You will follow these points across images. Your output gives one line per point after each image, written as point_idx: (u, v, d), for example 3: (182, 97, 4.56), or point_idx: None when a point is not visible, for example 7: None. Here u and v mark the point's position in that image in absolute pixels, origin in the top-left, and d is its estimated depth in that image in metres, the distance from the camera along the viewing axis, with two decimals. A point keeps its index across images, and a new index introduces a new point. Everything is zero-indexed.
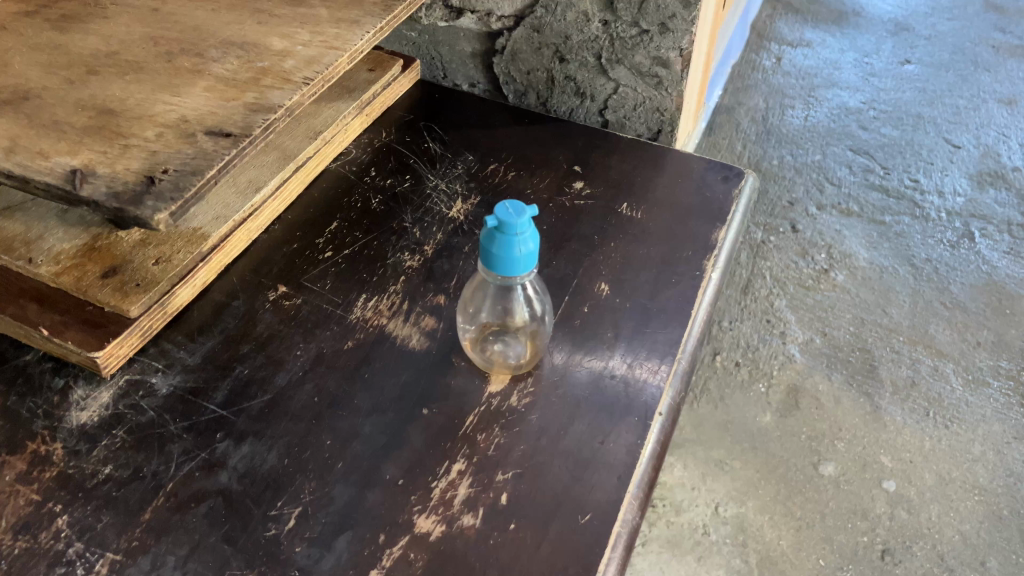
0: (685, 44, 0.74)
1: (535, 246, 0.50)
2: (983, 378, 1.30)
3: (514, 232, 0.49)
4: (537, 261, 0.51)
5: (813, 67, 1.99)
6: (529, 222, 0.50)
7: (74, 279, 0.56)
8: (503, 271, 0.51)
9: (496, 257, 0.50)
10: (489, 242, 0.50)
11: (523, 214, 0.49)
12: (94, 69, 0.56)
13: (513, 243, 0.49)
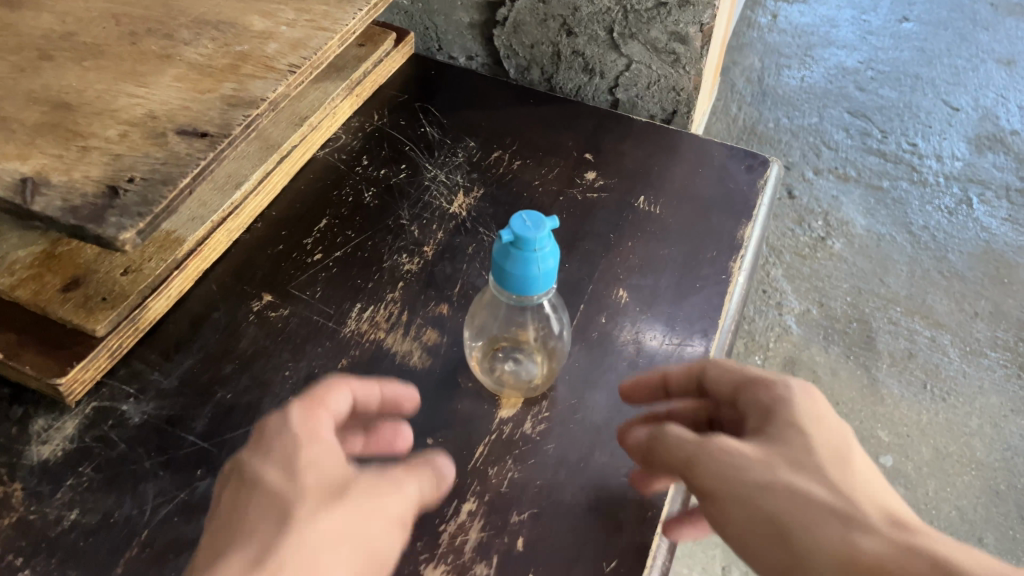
0: (706, 18, 0.67)
1: (557, 262, 0.44)
2: (979, 348, 1.27)
3: (532, 248, 0.42)
4: (556, 279, 0.45)
5: (809, 25, 1.91)
6: (549, 236, 0.43)
7: (31, 293, 0.50)
8: (519, 291, 0.44)
9: (511, 276, 0.43)
10: (504, 259, 0.43)
11: (543, 228, 0.42)
12: (47, 53, 0.49)
13: (532, 262, 0.42)
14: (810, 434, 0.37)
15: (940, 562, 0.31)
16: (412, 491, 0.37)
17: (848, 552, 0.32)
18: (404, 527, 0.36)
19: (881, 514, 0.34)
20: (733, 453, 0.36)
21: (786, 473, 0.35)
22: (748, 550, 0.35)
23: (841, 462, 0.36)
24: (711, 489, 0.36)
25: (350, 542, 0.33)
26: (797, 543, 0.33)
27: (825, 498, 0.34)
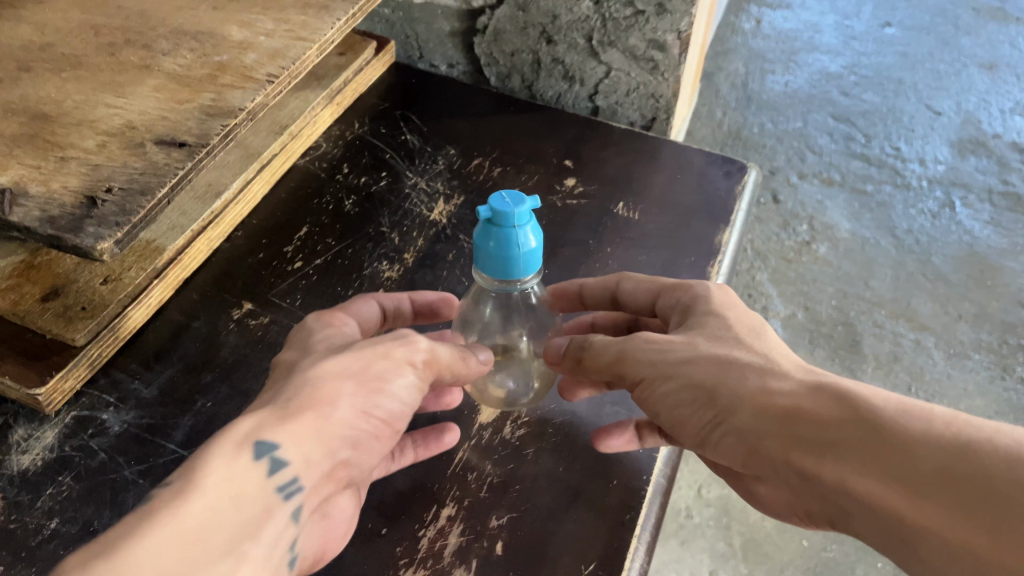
0: (684, 26, 0.68)
1: (539, 247, 0.42)
2: (963, 351, 1.29)
3: (512, 225, 0.41)
4: (541, 262, 0.43)
5: (793, 30, 1.93)
6: (530, 215, 0.42)
7: (11, 303, 0.50)
8: (502, 274, 0.43)
9: (493, 257, 0.42)
10: (483, 242, 0.42)
11: (522, 208, 0.41)
12: (27, 65, 0.49)
13: (511, 244, 0.41)
14: (728, 317, 0.42)
15: (842, 393, 0.35)
16: (426, 341, 0.41)
17: (761, 399, 0.37)
18: (421, 366, 0.41)
19: (792, 368, 0.38)
20: (657, 339, 0.42)
21: (708, 345, 0.41)
22: (684, 417, 0.40)
23: (758, 339, 0.41)
24: (643, 370, 0.42)
25: (359, 380, 0.38)
26: (719, 399, 0.38)
27: (744, 360, 0.39)
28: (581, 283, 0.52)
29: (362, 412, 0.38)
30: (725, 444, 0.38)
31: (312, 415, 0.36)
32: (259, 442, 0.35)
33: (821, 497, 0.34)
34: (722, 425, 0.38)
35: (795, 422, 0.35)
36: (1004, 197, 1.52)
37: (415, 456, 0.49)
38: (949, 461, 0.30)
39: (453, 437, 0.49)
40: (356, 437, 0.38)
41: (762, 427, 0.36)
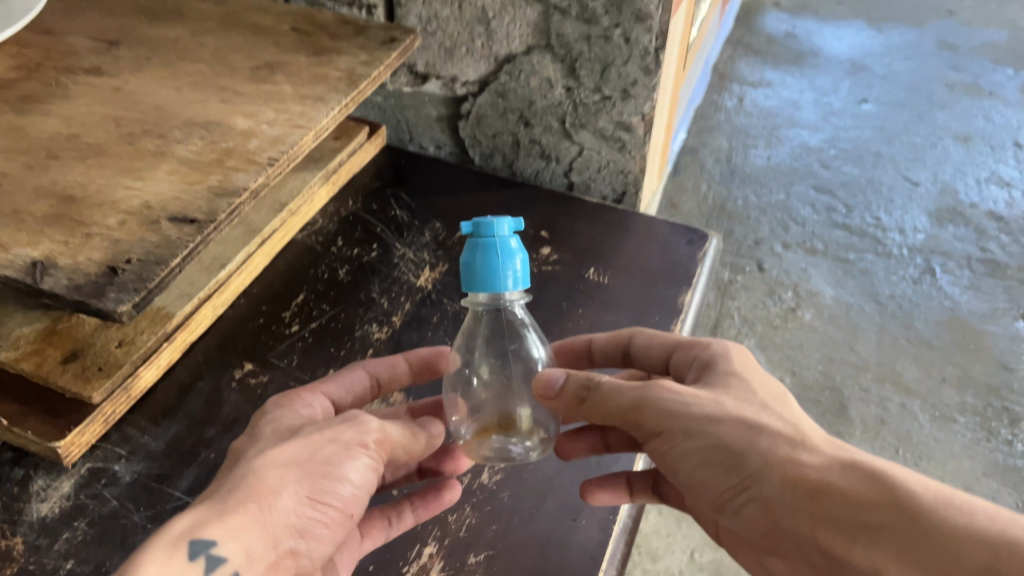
0: (647, 109, 0.75)
1: (523, 262, 0.45)
2: (949, 414, 1.32)
3: (495, 238, 0.45)
4: (525, 280, 0.46)
5: (774, 107, 2.02)
6: (510, 235, 0.46)
7: (34, 365, 0.55)
8: (490, 286, 0.45)
9: (481, 268, 0.45)
10: (467, 251, 0.45)
11: (506, 222, 0.45)
12: (55, 153, 0.56)
13: (494, 249, 0.44)
14: (751, 381, 0.44)
15: (874, 472, 0.37)
16: (376, 423, 0.46)
17: (793, 470, 0.38)
18: (373, 450, 0.45)
19: (821, 440, 0.40)
20: (677, 394, 0.43)
21: (736, 406, 0.42)
22: (706, 478, 0.41)
23: (781, 404, 0.43)
24: (666, 422, 0.43)
25: (306, 470, 0.42)
26: (746, 464, 0.39)
27: (772, 427, 0.41)
28: (590, 338, 0.57)
29: (308, 501, 0.41)
30: (746, 510, 0.40)
31: (253, 508, 0.40)
32: (195, 539, 0.37)
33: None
34: (747, 491, 0.39)
35: (827, 498, 0.37)
36: (983, 263, 1.58)
37: (415, 515, 0.52)
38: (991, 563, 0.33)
39: (453, 494, 0.52)
40: (304, 524, 0.41)
41: (791, 501, 0.38)
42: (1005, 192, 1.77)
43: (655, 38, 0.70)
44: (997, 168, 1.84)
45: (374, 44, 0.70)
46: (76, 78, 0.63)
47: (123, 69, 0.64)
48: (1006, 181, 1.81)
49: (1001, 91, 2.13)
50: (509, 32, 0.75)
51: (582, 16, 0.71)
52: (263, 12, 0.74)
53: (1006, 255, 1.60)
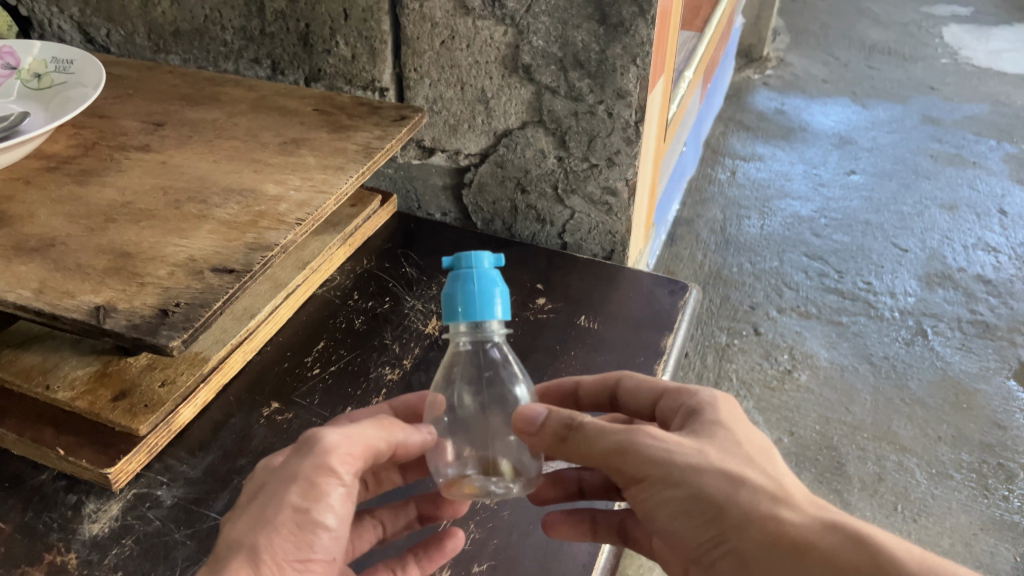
0: (630, 175, 0.85)
1: (500, 291, 0.49)
2: (945, 471, 1.35)
3: (473, 271, 0.49)
4: (504, 310, 0.49)
5: (765, 180, 2.12)
6: (489, 270, 0.50)
7: (88, 403, 0.62)
8: (469, 314, 0.49)
9: (460, 297, 0.49)
10: (449, 283, 0.50)
11: (484, 258, 0.50)
12: (112, 217, 0.64)
13: (470, 278, 0.49)
14: (736, 432, 0.46)
15: (852, 536, 0.39)
16: (335, 437, 0.45)
17: (777, 529, 0.40)
18: (343, 474, 0.44)
19: (803, 499, 0.42)
20: (660, 440, 0.44)
21: (719, 458, 0.43)
22: (684, 527, 0.43)
23: (764, 456, 0.45)
24: (649, 469, 0.44)
25: (280, 530, 0.42)
26: (726, 519, 0.41)
27: (755, 482, 0.42)
28: (576, 379, 0.58)
29: (290, 559, 0.42)
30: (722, 562, 0.41)
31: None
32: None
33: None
34: (725, 544, 0.41)
35: (809, 560, 0.39)
36: (972, 325, 1.65)
37: (420, 567, 0.56)
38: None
39: (455, 543, 0.56)
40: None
41: (770, 558, 0.40)
42: (992, 257, 1.85)
43: (634, 112, 0.80)
44: (984, 235, 1.93)
45: (387, 121, 0.79)
46: (128, 154, 0.72)
47: (168, 146, 0.74)
48: (993, 246, 1.89)
49: (984, 161, 2.24)
50: (506, 109, 0.85)
51: (570, 94, 0.81)
52: (289, 96, 0.84)
53: (994, 316, 1.67)
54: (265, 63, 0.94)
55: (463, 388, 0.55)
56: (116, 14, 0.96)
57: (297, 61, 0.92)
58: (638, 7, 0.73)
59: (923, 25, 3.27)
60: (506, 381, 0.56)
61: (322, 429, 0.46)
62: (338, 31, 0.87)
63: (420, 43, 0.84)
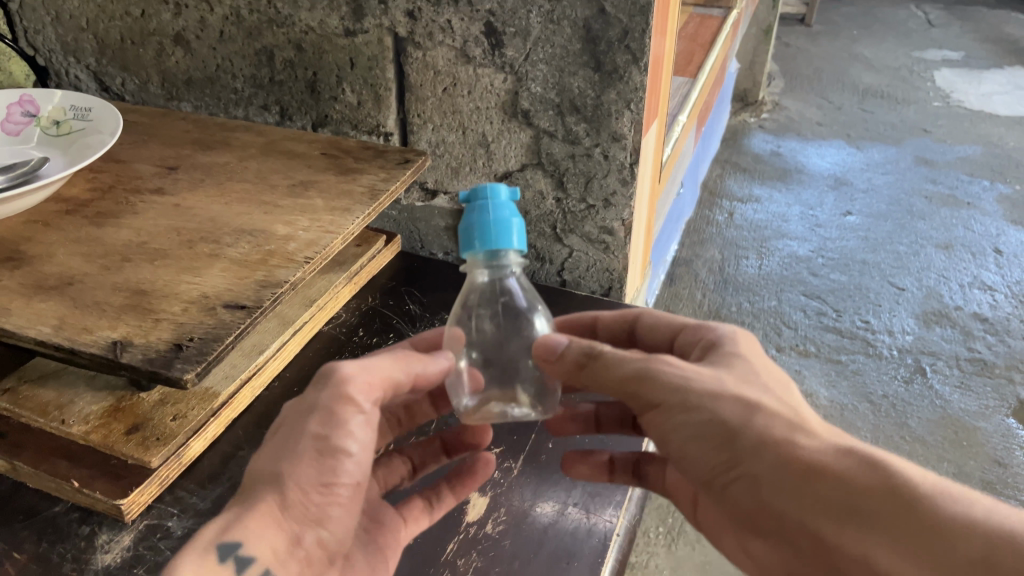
0: (626, 215, 0.88)
1: (515, 221, 0.50)
2: None
3: (488, 201, 0.51)
4: (521, 237, 0.51)
5: (762, 220, 2.16)
6: (504, 199, 0.51)
7: (102, 436, 0.63)
8: (484, 244, 0.50)
9: (475, 226, 0.50)
10: (465, 214, 0.51)
11: (500, 189, 0.51)
12: (128, 256, 0.67)
13: (486, 208, 0.50)
14: (753, 363, 0.50)
15: (862, 458, 0.44)
16: (353, 368, 0.49)
17: (791, 452, 0.44)
18: (361, 402, 0.48)
19: (814, 426, 0.46)
20: (678, 369, 0.48)
21: (735, 387, 0.47)
22: (698, 450, 0.46)
23: (779, 386, 0.49)
24: (667, 395, 0.47)
25: (302, 459, 0.47)
26: (741, 441, 0.45)
27: (770, 408, 0.46)
28: (594, 314, 0.64)
29: (311, 484, 0.47)
30: (735, 484, 0.45)
31: (265, 506, 0.46)
32: (220, 545, 0.45)
33: (828, 554, 0.43)
34: (738, 468, 0.45)
35: (821, 481, 0.43)
36: (970, 363, 1.67)
37: (452, 496, 0.62)
38: (980, 555, 0.40)
39: (485, 473, 0.62)
40: (318, 511, 0.47)
41: (782, 479, 0.44)
42: (988, 295, 1.88)
43: (629, 154, 0.83)
44: (980, 273, 1.96)
45: (392, 164, 0.82)
46: (143, 197, 0.75)
47: (182, 189, 0.77)
48: (988, 284, 1.92)
49: (978, 202, 2.27)
50: (506, 153, 0.88)
51: (567, 138, 0.84)
52: (297, 140, 0.88)
53: (992, 354, 1.69)
54: (274, 109, 0.97)
55: (483, 317, 0.57)
56: (131, 63, 1.00)
57: (304, 107, 0.95)
58: (632, 55, 0.76)
59: (915, 69, 3.34)
60: (525, 310, 0.58)
61: (341, 362, 0.49)
62: (345, 79, 0.91)
63: (424, 89, 0.88)
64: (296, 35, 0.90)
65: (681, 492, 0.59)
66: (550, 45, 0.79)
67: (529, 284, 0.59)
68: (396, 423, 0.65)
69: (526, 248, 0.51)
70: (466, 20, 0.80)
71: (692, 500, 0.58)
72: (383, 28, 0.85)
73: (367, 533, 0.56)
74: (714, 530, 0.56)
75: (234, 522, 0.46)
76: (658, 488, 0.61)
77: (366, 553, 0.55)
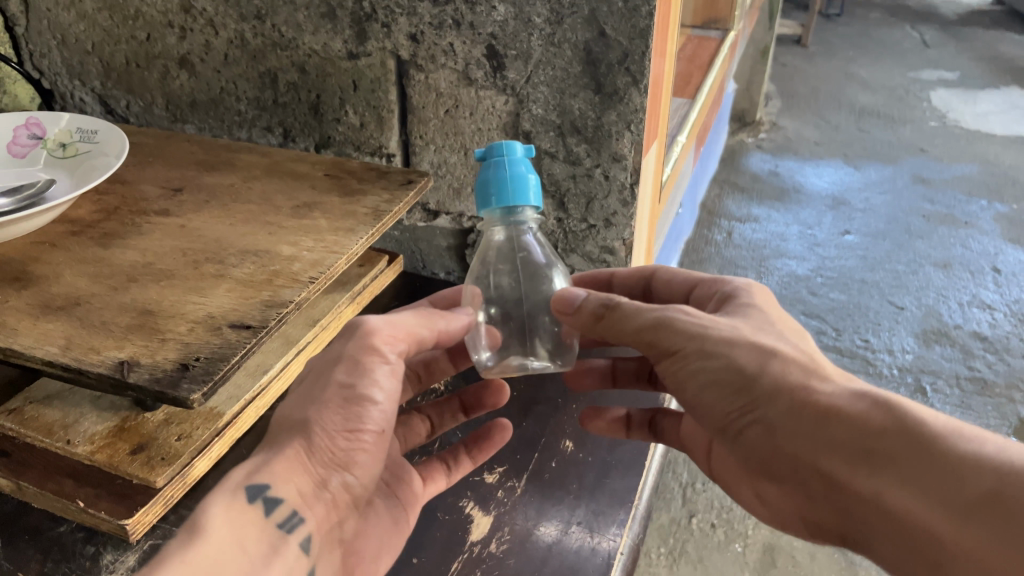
0: (627, 235, 0.89)
1: (531, 178, 0.57)
2: None
3: (504, 159, 0.57)
4: (534, 192, 0.57)
5: (761, 240, 2.17)
6: (519, 156, 0.58)
7: (107, 456, 0.64)
8: (500, 199, 0.57)
9: (492, 181, 0.57)
10: (483, 170, 0.58)
11: (515, 147, 0.58)
12: (134, 277, 0.67)
13: (503, 165, 0.57)
14: (768, 314, 0.56)
15: (877, 400, 0.47)
16: (381, 321, 0.54)
17: (807, 397, 0.49)
18: (386, 352, 0.53)
19: (829, 372, 0.50)
20: (697, 321, 0.53)
21: (749, 335, 0.53)
22: (714, 395, 0.52)
23: (795, 336, 0.55)
24: (684, 344, 0.53)
25: (328, 406, 0.51)
26: (758, 387, 0.50)
27: (786, 355, 0.51)
28: (610, 272, 0.72)
29: (337, 432, 0.51)
30: (752, 426, 0.51)
31: (293, 451, 0.50)
32: (249, 487, 0.49)
33: (842, 490, 0.47)
34: (753, 411, 0.50)
35: (833, 422, 0.47)
36: (970, 381, 1.67)
37: (471, 461, 0.68)
38: (990, 489, 0.42)
39: (501, 438, 0.68)
40: (345, 456, 0.51)
41: (793, 421, 0.49)
42: (987, 314, 1.89)
43: (630, 175, 0.84)
44: (978, 292, 1.97)
45: (394, 186, 0.83)
46: (148, 218, 0.76)
47: (187, 210, 0.78)
48: (987, 303, 1.93)
49: (976, 221, 2.29)
50: None
51: (568, 159, 0.85)
52: (301, 162, 0.89)
53: (992, 372, 1.69)
54: (277, 131, 0.98)
55: (502, 273, 0.64)
56: (136, 86, 1.01)
57: (307, 129, 0.96)
58: (632, 77, 0.77)
59: (911, 89, 3.36)
60: (542, 266, 0.65)
61: (368, 318, 0.55)
62: (348, 101, 0.92)
63: (426, 111, 0.89)
64: (300, 58, 0.91)
65: (694, 441, 0.67)
66: (551, 67, 0.80)
67: (543, 243, 0.66)
68: (415, 379, 0.72)
69: (540, 204, 0.58)
70: (468, 43, 0.81)
71: (706, 450, 0.66)
72: (385, 51, 0.86)
73: (388, 486, 0.62)
74: (728, 477, 0.64)
75: (262, 465, 0.49)
76: (672, 440, 0.71)
77: (388, 503, 0.61)
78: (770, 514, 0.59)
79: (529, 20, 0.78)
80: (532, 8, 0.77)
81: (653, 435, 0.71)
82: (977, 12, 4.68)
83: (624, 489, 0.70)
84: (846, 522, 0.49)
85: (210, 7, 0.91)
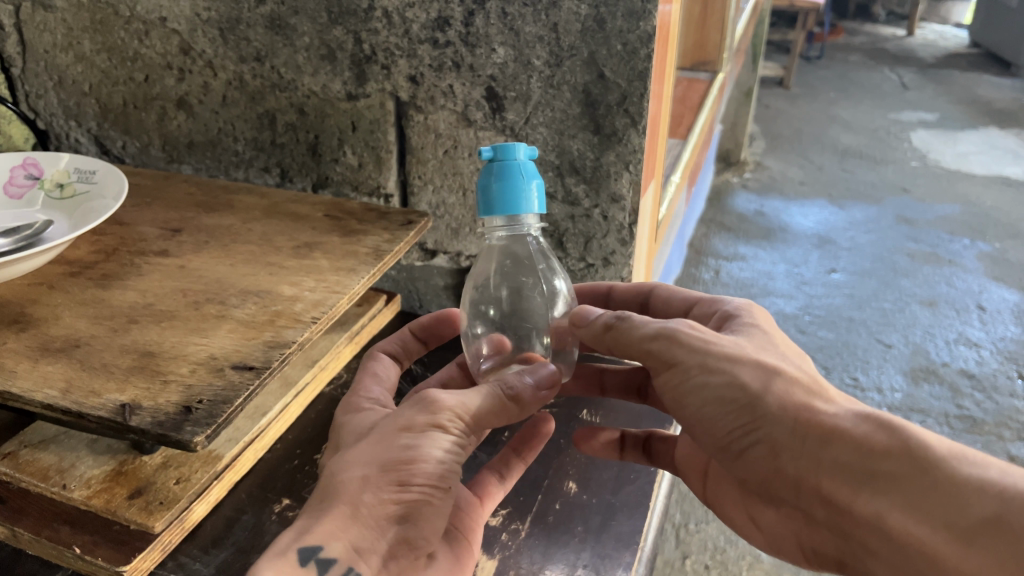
0: (625, 274, 0.89)
1: (533, 185, 0.58)
2: None
3: (504, 166, 0.57)
4: (535, 197, 0.58)
5: (749, 279, 2.17)
6: (518, 160, 0.58)
7: (104, 501, 0.62)
8: (502, 210, 0.57)
9: (495, 192, 0.57)
10: (483, 177, 0.58)
11: (516, 150, 0.58)
12: (134, 318, 0.67)
13: (505, 174, 0.57)
14: (771, 333, 0.56)
15: (880, 420, 0.47)
16: (449, 401, 0.52)
17: (810, 417, 0.48)
18: (450, 429, 0.51)
19: (832, 394, 0.50)
20: (701, 334, 0.53)
21: (752, 352, 0.52)
22: (715, 411, 0.51)
23: (799, 358, 0.54)
24: (685, 356, 0.52)
25: (384, 467, 0.49)
26: (761, 407, 0.50)
27: (790, 374, 0.51)
28: (609, 286, 0.73)
29: (388, 492, 0.48)
30: (755, 445, 0.50)
31: (346, 508, 0.48)
32: (301, 549, 0.46)
33: (844, 513, 0.48)
34: (757, 430, 0.50)
35: (837, 443, 0.47)
36: (959, 419, 1.67)
37: (521, 463, 0.68)
38: (994, 514, 0.43)
39: (547, 427, 0.69)
40: (404, 509, 0.49)
41: (796, 443, 0.49)
42: (974, 352, 1.90)
43: (628, 215, 0.85)
44: (964, 330, 1.98)
45: (394, 226, 0.83)
46: (147, 259, 0.76)
47: (186, 251, 0.77)
48: (973, 341, 1.94)
49: (959, 260, 2.31)
50: None
51: (566, 200, 0.86)
52: (300, 203, 0.88)
53: (980, 411, 1.70)
54: (274, 171, 0.98)
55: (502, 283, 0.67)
56: (132, 127, 1.01)
57: (305, 169, 0.96)
58: (630, 118, 0.78)
59: (891, 130, 3.42)
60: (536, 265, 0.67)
61: (437, 391, 0.53)
62: (346, 142, 0.92)
63: (425, 152, 0.89)
64: (298, 99, 0.91)
65: (692, 466, 0.69)
66: (551, 109, 0.80)
67: (548, 254, 0.67)
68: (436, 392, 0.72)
69: (543, 210, 0.59)
70: (468, 85, 0.82)
71: (702, 472, 0.68)
72: (384, 92, 0.86)
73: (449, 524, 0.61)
74: (722, 496, 0.66)
75: None
76: (662, 462, 0.72)
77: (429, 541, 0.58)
78: (764, 538, 0.62)
79: (528, 62, 0.78)
80: (532, 50, 0.78)
81: (648, 459, 0.72)
82: (952, 55, 4.79)
83: (628, 529, 0.69)
84: (845, 542, 0.50)
85: (210, 50, 0.91)
